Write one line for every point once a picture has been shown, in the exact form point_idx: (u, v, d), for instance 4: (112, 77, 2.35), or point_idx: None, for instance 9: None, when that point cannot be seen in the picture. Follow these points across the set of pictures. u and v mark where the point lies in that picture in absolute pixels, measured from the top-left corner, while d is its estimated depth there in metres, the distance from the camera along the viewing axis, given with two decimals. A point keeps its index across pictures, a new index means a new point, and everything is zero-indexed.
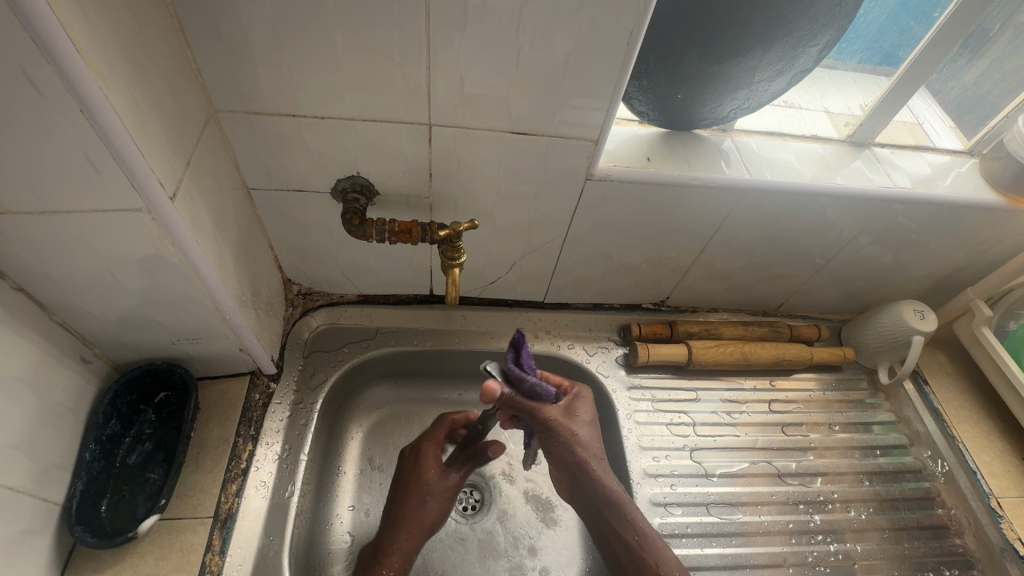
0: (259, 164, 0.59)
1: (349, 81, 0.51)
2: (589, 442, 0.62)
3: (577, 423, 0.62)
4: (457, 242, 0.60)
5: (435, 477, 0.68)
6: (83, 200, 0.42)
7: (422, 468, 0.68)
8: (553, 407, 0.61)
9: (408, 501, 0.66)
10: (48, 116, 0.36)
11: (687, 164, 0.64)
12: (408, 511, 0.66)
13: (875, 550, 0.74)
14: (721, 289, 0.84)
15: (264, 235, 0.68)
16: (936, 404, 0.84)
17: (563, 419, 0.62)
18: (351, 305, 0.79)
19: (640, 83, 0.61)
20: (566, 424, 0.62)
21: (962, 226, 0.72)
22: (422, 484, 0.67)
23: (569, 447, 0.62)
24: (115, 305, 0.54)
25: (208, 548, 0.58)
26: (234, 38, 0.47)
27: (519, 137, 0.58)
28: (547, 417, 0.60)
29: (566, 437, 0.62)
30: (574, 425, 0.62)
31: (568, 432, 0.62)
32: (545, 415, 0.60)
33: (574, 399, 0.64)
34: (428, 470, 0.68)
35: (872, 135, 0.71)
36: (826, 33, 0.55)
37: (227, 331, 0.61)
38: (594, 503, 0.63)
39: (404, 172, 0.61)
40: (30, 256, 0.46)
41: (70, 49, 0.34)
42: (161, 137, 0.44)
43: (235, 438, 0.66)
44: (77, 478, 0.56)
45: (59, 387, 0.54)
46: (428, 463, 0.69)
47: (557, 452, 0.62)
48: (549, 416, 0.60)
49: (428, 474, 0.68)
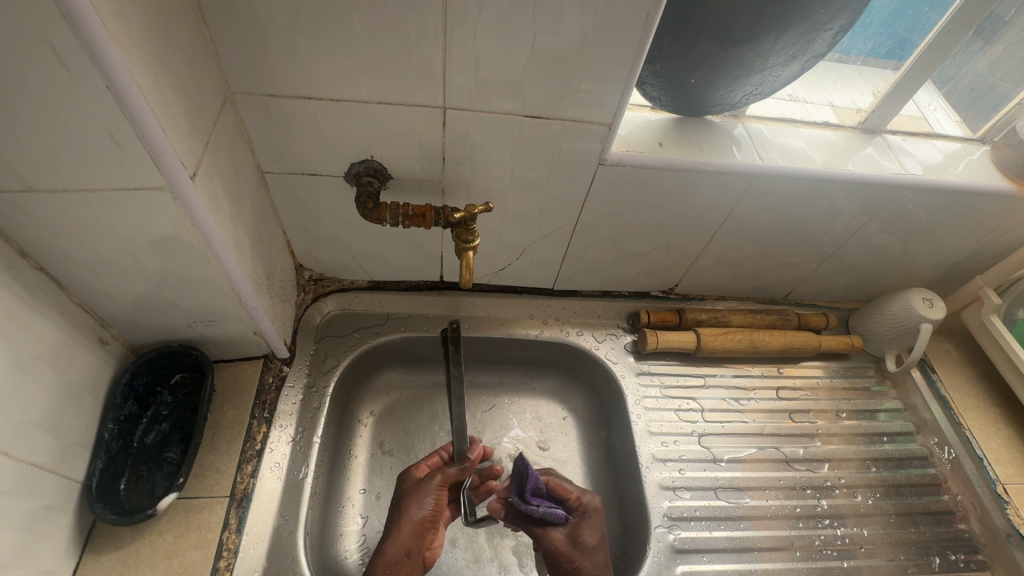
0: (274, 147, 0.59)
1: (366, 64, 0.51)
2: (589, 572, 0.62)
3: (580, 546, 0.64)
4: (472, 224, 0.61)
5: (430, 499, 0.66)
6: (105, 178, 0.43)
7: (416, 489, 0.67)
8: (556, 532, 0.66)
9: (399, 520, 0.64)
10: (74, 92, 0.37)
11: (699, 150, 0.65)
12: (398, 530, 0.63)
13: (881, 534, 0.74)
14: (729, 276, 0.84)
15: (277, 219, 0.68)
16: (943, 392, 0.84)
17: (568, 549, 0.64)
18: (362, 291, 0.80)
19: (654, 68, 0.61)
20: (569, 552, 0.64)
21: (973, 214, 0.72)
22: (411, 504, 0.65)
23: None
24: (134, 286, 0.54)
25: (225, 527, 0.59)
26: (252, 19, 0.47)
27: (532, 121, 0.58)
28: (550, 543, 0.65)
29: (569, 564, 0.63)
30: (574, 558, 0.64)
31: (570, 563, 0.63)
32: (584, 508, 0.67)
33: (580, 517, 0.67)
34: (423, 489, 0.67)
35: (884, 122, 0.71)
36: (841, 17, 0.55)
37: (241, 314, 0.62)
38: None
39: (417, 156, 0.61)
40: (52, 235, 0.47)
41: (98, 24, 0.34)
42: (181, 116, 0.44)
43: (249, 420, 0.67)
44: (97, 457, 0.57)
45: (78, 367, 0.55)
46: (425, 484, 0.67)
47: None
48: (553, 542, 0.65)
49: (418, 494, 0.66)
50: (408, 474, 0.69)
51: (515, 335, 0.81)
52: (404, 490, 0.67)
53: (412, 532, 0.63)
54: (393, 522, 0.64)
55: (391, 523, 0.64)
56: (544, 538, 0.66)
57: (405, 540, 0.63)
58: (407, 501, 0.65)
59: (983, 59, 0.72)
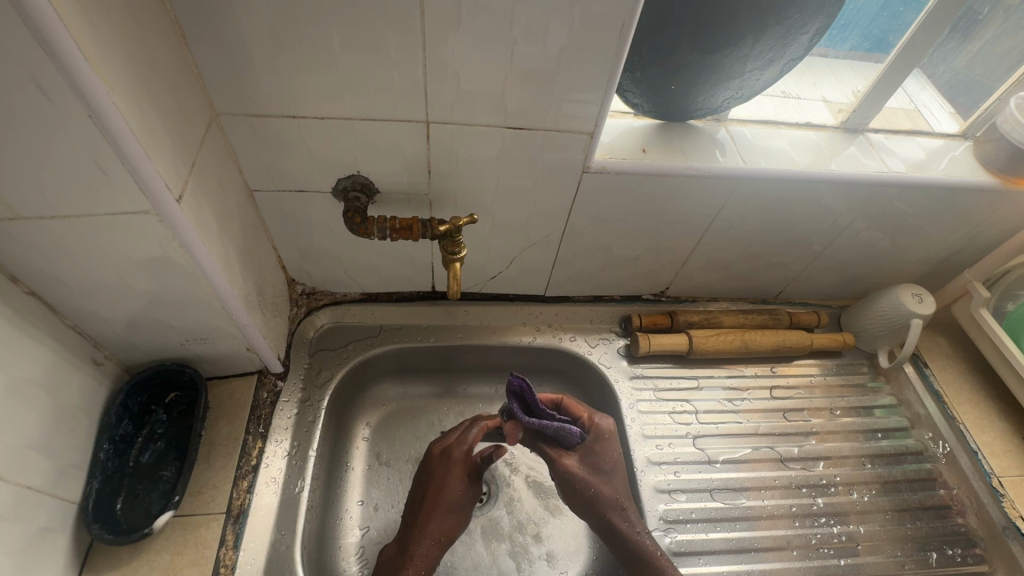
0: (261, 165, 0.60)
1: (348, 82, 0.52)
2: (610, 489, 0.68)
3: (594, 470, 0.69)
4: (457, 237, 0.61)
5: (470, 485, 0.68)
6: (92, 204, 0.44)
7: (457, 478, 0.67)
8: (568, 457, 0.69)
9: (440, 506, 0.66)
10: (57, 122, 0.38)
11: (682, 155, 0.65)
12: (438, 515, 0.65)
13: (878, 531, 0.75)
14: (720, 278, 0.85)
15: (267, 236, 0.69)
16: (936, 386, 0.84)
17: (582, 473, 0.68)
18: (355, 304, 0.81)
19: (634, 75, 0.62)
20: (585, 475, 0.68)
21: (957, 209, 0.72)
22: (455, 492, 0.67)
23: (591, 499, 0.67)
24: (125, 307, 0.55)
25: (222, 544, 0.60)
26: (234, 42, 0.48)
27: (515, 132, 0.58)
28: (563, 468, 0.69)
29: (587, 485, 0.68)
30: (590, 478, 0.68)
31: (585, 483, 0.68)
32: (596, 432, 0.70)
33: (592, 441, 0.70)
34: (466, 476, 0.68)
35: (866, 120, 0.71)
36: (816, 20, 0.55)
37: (233, 331, 0.62)
38: (596, 513, 0.67)
39: (403, 170, 0.62)
40: (41, 261, 0.47)
41: (79, 57, 0.35)
42: (166, 141, 0.45)
43: (244, 436, 0.67)
44: (92, 477, 0.57)
45: (72, 389, 0.56)
46: (467, 472, 0.68)
47: (579, 501, 0.68)
48: (568, 469, 0.68)
49: (453, 480, 0.67)
50: (451, 451, 0.69)
51: (508, 342, 0.82)
52: (443, 476, 0.67)
53: (457, 513, 0.66)
54: (432, 505, 0.66)
55: (433, 503, 0.66)
56: (557, 462, 0.69)
57: (451, 521, 0.66)
58: (450, 488, 0.66)
59: (962, 58, 0.73)
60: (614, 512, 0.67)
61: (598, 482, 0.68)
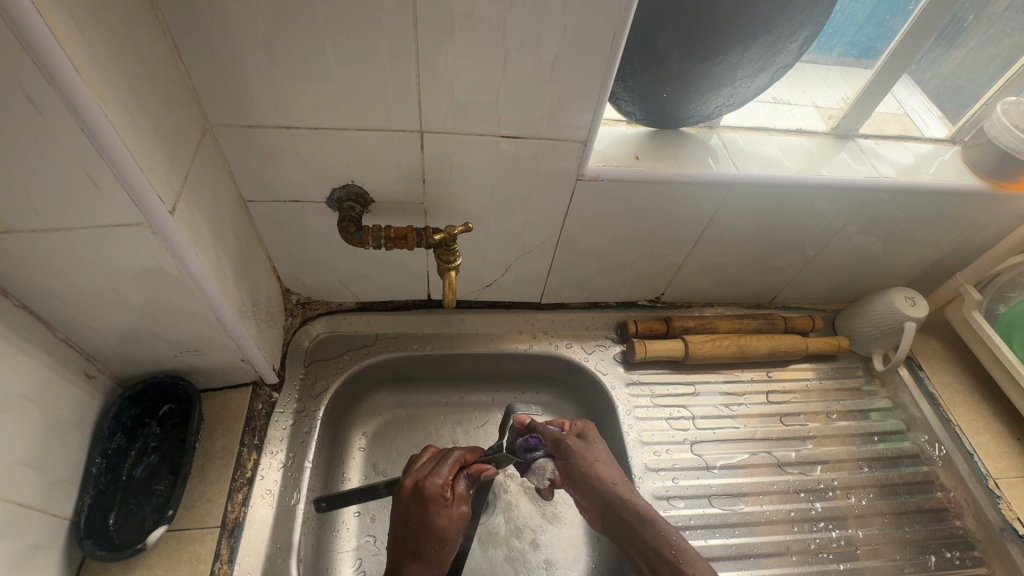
0: (255, 176, 0.60)
1: (341, 92, 0.52)
2: (610, 467, 0.66)
3: (591, 448, 0.67)
4: (452, 245, 0.62)
5: (454, 517, 0.60)
6: (83, 216, 0.43)
7: (438, 513, 0.58)
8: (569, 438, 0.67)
9: (424, 544, 0.58)
10: (50, 135, 0.37)
11: (675, 161, 0.66)
12: (421, 552, 0.58)
13: (877, 534, 0.75)
14: (715, 283, 0.85)
15: (262, 246, 0.69)
16: (932, 389, 0.85)
17: (581, 450, 0.66)
18: (350, 313, 0.80)
19: (626, 84, 0.62)
20: (581, 451, 0.66)
21: (948, 213, 0.73)
22: (439, 528, 0.58)
23: (594, 473, 0.65)
24: (117, 319, 0.55)
25: (216, 558, 0.59)
26: (227, 53, 0.48)
27: (509, 141, 0.59)
28: (568, 445, 0.66)
29: (585, 461, 0.65)
30: (589, 452, 0.66)
31: (586, 460, 0.65)
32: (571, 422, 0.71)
33: (583, 428, 0.69)
34: (447, 509, 0.59)
35: (856, 126, 0.72)
36: (805, 29, 0.56)
37: (228, 342, 0.62)
38: (603, 492, 0.64)
39: (398, 179, 0.62)
40: (32, 274, 0.47)
41: (71, 71, 0.35)
42: (160, 153, 0.45)
43: (239, 448, 0.66)
44: (85, 492, 0.57)
45: (64, 403, 0.55)
46: (445, 506, 0.59)
47: (580, 482, 0.65)
48: (569, 446, 0.66)
49: (442, 515, 0.59)
50: (424, 486, 0.60)
51: (504, 350, 0.81)
52: (421, 514, 0.59)
53: (446, 547, 0.59)
54: (412, 544, 0.58)
55: (417, 544, 0.58)
56: (560, 441, 0.67)
57: (442, 555, 0.58)
58: (432, 526, 0.58)
59: (948, 64, 0.74)
60: (616, 478, 0.65)
61: (599, 464, 0.65)
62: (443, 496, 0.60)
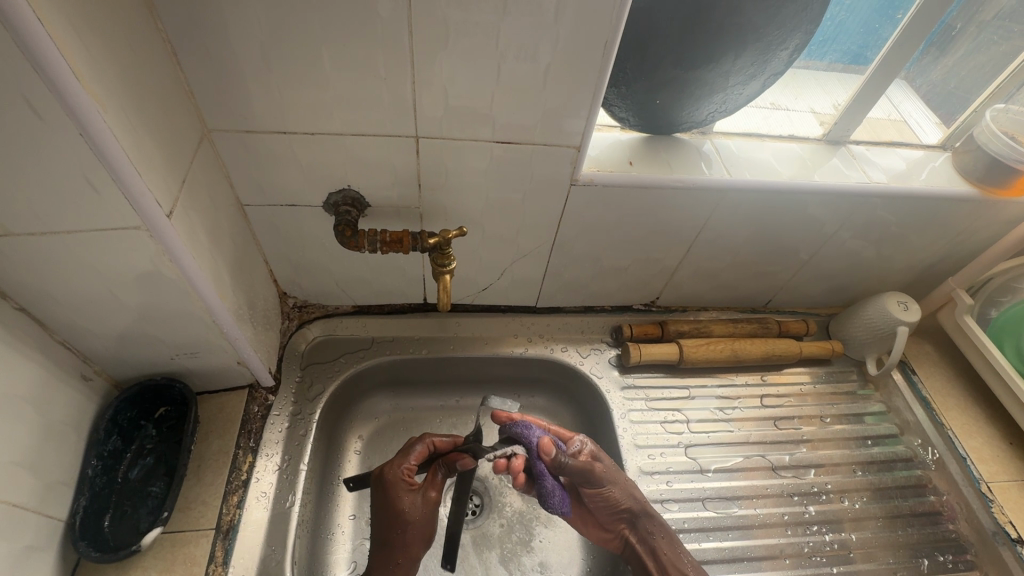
0: (252, 180, 0.60)
1: (337, 98, 0.53)
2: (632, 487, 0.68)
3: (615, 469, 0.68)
4: (447, 249, 0.62)
5: (419, 502, 0.64)
6: (81, 220, 0.44)
7: (398, 498, 0.63)
8: (597, 464, 0.67)
9: (389, 528, 0.63)
10: (48, 139, 0.38)
11: (668, 167, 0.66)
12: (386, 535, 0.63)
13: (870, 538, 0.75)
14: (709, 287, 0.86)
15: (259, 249, 0.69)
16: (925, 393, 0.85)
17: (609, 475, 0.67)
18: (347, 316, 0.81)
19: (620, 90, 0.63)
20: (613, 480, 0.67)
21: (940, 218, 0.74)
22: (399, 511, 0.63)
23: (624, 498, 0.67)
24: (114, 322, 0.55)
25: (211, 560, 0.59)
26: (224, 59, 0.49)
27: (504, 146, 0.59)
28: (601, 472, 0.66)
29: (617, 489, 0.67)
30: (616, 478, 0.67)
31: (617, 487, 0.67)
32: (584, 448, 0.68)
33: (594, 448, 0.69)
34: (409, 494, 0.64)
35: (848, 133, 0.73)
36: (795, 37, 0.57)
37: (224, 345, 0.62)
38: (633, 515, 0.67)
39: (394, 184, 0.63)
40: (30, 277, 0.47)
41: (70, 77, 0.36)
42: (157, 157, 0.46)
43: (235, 450, 0.67)
44: (80, 494, 0.57)
45: (61, 404, 0.55)
46: (407, 492, 0.64)
47: (606, 506, 0.67)
48: (603, 472, 0.66)
49: (400, 500, 0.63)
50: (385, 472, 0.65)
51: (500, 353, 0.82)
52: (383, 497, 0.64)
53: (412, 532, 0.63)
54: (381, 526, 0.64)
55: (386, 528, 0.63)
56: (592, 469, 0.66)
57: (408, 538, 0.63)
58: (392, 509, 0.63)
59: (938, 71, 0.75)
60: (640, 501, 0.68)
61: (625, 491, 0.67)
62: (398, 481, 0.64)
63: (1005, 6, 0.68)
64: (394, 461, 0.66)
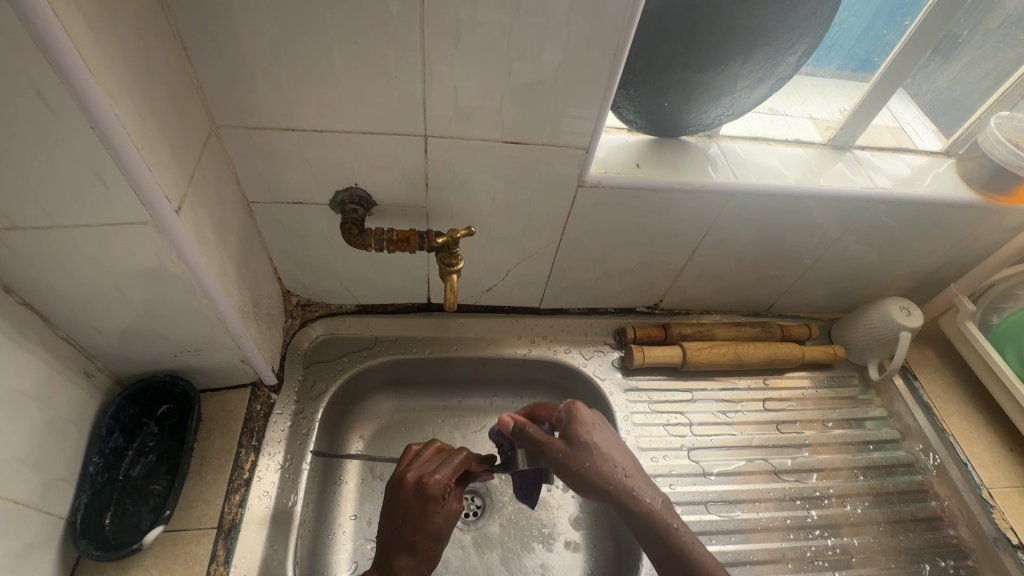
0: (259, 177, 0.60)
1: (347, 96, 0.53)
2: (613, 467, 0.55)
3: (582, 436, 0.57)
4: (454, 249, 0.62)
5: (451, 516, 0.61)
6: (88, 214, 0.44)
7: (435, 512, 0.60)
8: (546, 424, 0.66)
9: (418, 540, 0.58)
10: (58, 132, 0.38)
11: (675, 169, 0.67)
12: (414, 548, 0.58)
13: (871, 543, 0.75)
14: (713, 290, 0.86)
15: (263, 247, 0.69)
16: (926, 399, 0.86)
17: (573, 453, 0.56)
18: (350, 315, 0.80)
19: (629, 92, 0.63)
20: (577, 456, 0.56)
21: (943, 224, 0.74)
22: (435, 526, 0.59)
23: (598, 480, 0.55)
24: (118, 318, 0.55)
25: (212, 559, 0.59)
26: (234, 55, 0.49)
27: (512, 147, 0.59)
28: (556, 452, 0.57)
29: (585, 469, 0.56)
30: (584, 457, 0.56)
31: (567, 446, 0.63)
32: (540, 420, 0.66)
33: (571, 419, 0.59)
34: (446, 508, 0.61)
35: (853, 137, 0.73)
36: (804, 41, 0.57)
37: (228, 342, 0.62)
38: (612, 502, 0.55)
39: (401, 183, 0.62)
40: (35, 271, 0.47)
41: (82, 69, 0.35)
42: (167, 152, 0.45)
43: (237, 448, 0.66)
44: (81, 491, 0.56)
45: (63, 401, 0.55)
46: (443, 505, 0.61)
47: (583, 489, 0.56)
48: (560, 453, 0.57)
49: (440, 513, 0.60)
50: (426, 483, 0.61)
51: (503, 354, 0.82)
52: (420, 509, 0.60)
53: (438, 545, 0.60)
54: (408, 539, 0.58)
55: (417, 541, 0.58)
56: (547, 446, 0.58)
57: (432, 553, 0.59)
58: (430, 524, 0.59)
59: (943, 78, 0.75)
60: (626, 487, 0.55)
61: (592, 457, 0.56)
62: (443, 493, 0.61)
63: (1006, 18, 0.68)
64: (437, 471, 0.63)
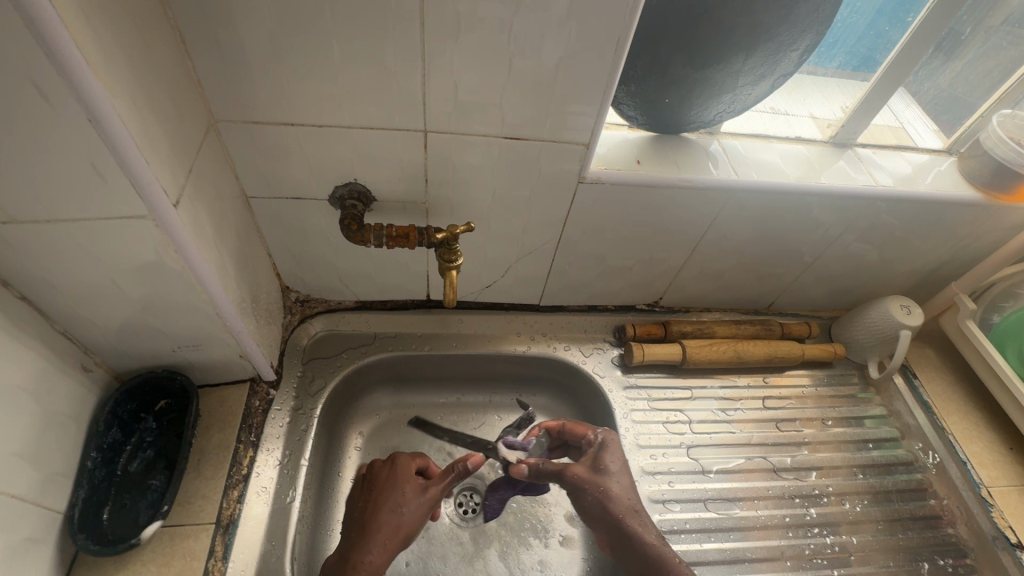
0: (258, 172, 0.60)
1: (347, 91, 0.53)
2: (621, 496, 0.64)
3: (604, 477, 0.65)
4: (454, 244, 0.62)
5: (411, 498, 0.62)
6: (86, 208, 0.43)
7: (399, 488, 0.63)
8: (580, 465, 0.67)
9: (377, 513, 0.61)
10: (56, 126, 0.38)
11: (675, 166, 0.66)
12: (371, 520, 0.60)
13: (871, 541, 0.75)
14: (713, 288, 0.86)
15: (262, 242, 0.69)
16: (926, 398, 0.85)
17: (591, 476, 0.65)
18: (349, 311, 0.80)
19: (629, 88, 0.63)
20: (591, 479, 0.65)
21: (945, 222, 0.74)
22: (393, 501, 0.62)
23: (602, 504, 0.64)
24: (117, 313, 0.54)
25: (210, 555, 0.59)
26: (233, 48, 0.48)
27: (512, 142, 0.59)
28: (574, 476, 0.66)
29: (594, 491, 0.64)
30: (602, 482, 0.65)
31: (594, 490, 0.64)
32: (572, 471, 0.66)
33: (599, 450, 0.68)
34: (410, 489, 0.63)
35: (854, 135, 0.73)
36: (806, 37, 0.57)
37: (226, 338, 0.62)
38: (609, 523, 0.63)
39: (400, 179, 0.62)
40: (34, 265, 0.47)
41: (80, 62, 0.35)
42: (165, 146, 0.45)
43: (235, 444, 0.66)
44: (79, 486, 0.56)
45: (62, 395, 0.55)
46: (407, 483, 0.63)
47: (590, 511, 0.65)
48: (577, 475, 0.66)
49: (400, 489, 0.63)
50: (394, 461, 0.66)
51: (502, 351, 0.82)
52: (384, 488, 0.63)
53: (395, 525, 0.60)
54: (366, 510, 0.62)
55: (373, 516, 0.61)
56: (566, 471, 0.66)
57: (388, 534, 0.60)
58: (388, 499, 0.62)
59: (945, 76, 0.75)
60: (625, 510, 0.63)
61: (610, 487, 0.64)
62: (404, 469, 0.64)
63: (1012, 11, 0.68)
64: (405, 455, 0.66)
